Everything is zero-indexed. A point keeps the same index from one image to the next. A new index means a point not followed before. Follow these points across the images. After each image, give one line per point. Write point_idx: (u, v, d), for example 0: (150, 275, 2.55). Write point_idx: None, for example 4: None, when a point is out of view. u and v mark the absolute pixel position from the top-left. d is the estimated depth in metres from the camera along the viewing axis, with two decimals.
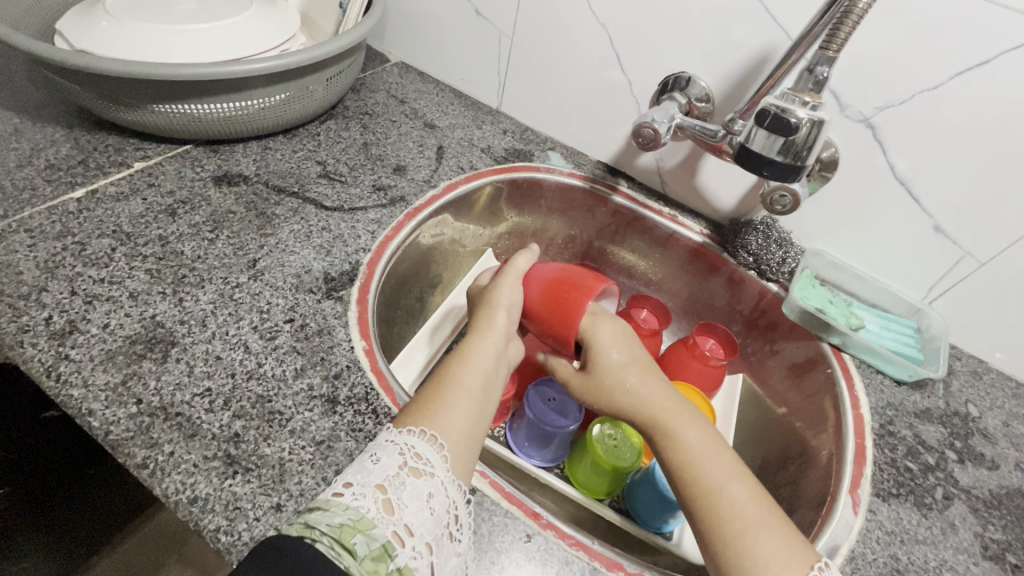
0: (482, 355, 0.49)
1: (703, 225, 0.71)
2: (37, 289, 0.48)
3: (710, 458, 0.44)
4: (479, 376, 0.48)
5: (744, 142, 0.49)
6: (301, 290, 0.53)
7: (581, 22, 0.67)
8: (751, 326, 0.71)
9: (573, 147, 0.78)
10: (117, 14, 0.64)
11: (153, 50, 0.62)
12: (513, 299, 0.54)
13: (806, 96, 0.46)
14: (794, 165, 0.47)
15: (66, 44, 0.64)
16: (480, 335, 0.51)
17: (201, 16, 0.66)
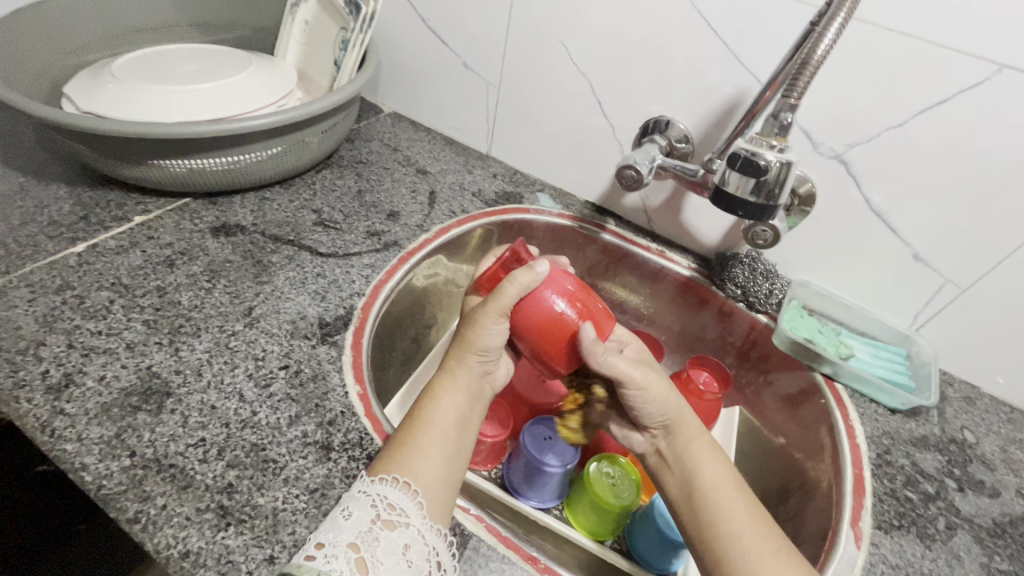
0: (455, 395, 0.48)
1: (691, 259, 0.73)
2: (35, 344, 0.49)
3: (712, 474, 0.46)
4: (452, 418, 0.47)
5: (719, 184, 0.51)
6: (296, 336, 0.54)
7: (564, 71, 0.70)
8: (744, 358, 0.72)
9: (562, 188, 0.80)
10: (123, 77, 0.67)
11: (158, 111, 0.65)
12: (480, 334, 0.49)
13: (772, 140, 0.48)
14: (768, 205, 0.49)
15: (73, 107, 0.67)
16: (450, 373, 0.49)
17: (203, 78, 0.69)
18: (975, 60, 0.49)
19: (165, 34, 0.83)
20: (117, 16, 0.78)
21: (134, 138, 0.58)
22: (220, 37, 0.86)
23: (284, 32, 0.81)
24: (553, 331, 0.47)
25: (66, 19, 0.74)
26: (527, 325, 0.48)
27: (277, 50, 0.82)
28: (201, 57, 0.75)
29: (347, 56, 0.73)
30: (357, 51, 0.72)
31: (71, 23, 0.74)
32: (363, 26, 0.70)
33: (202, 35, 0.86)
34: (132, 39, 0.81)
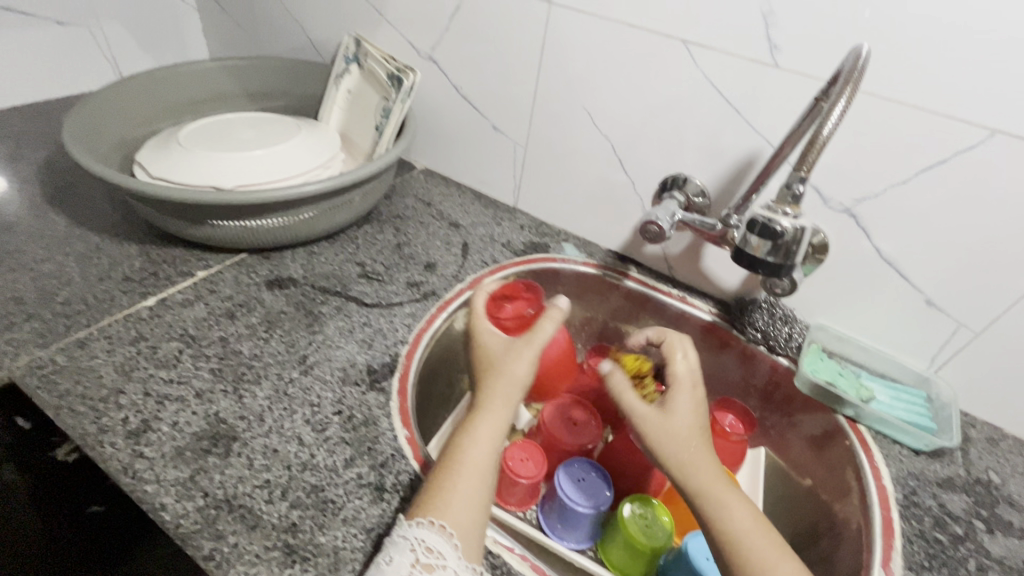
0: (489, 432, 0.51)
1: (711, 304, 0.77)
2: (115, 391, 0.54)
3: (756, 535, 0.48)
4: (488, 451, 0.50)
5: (739, 245, 0.54)
6: (347, 383, 0.58)
7: (586, 133, 0.76)
8: (767, 400, 0.74)
9: (585, 238, 0.85)
10: (189, 146, 0.75)
11: (220, 176, 0.71)
12: (508, 365, 0.57)
13: (787, 208, 0.52)
14: (787, 263, 0.53)
15: (145, 173, 0.74)
16: (482, 406, 0.54)
17: (259, 145, 0.77)
18: (969, 126, 0.53)
19: (220, 105, 0.93)
20: (181, 91, 0.88)
21: (201, 204, 0.65)
22: (270, 105, 0.95)
23: (328, 100, 0.89)
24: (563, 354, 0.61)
25: (138, 94, 0.82)
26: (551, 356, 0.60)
27: (321, 116, 0.90)
28: (253, 124, 0.83)
29: (388, 125, 0.79)
30: (396, 120, 0.79)
31: (142, 98, 0.83)
32: (403, 96, 0.77)
33: (254, 103, 0.95)
34: (191, 109, 0.90)
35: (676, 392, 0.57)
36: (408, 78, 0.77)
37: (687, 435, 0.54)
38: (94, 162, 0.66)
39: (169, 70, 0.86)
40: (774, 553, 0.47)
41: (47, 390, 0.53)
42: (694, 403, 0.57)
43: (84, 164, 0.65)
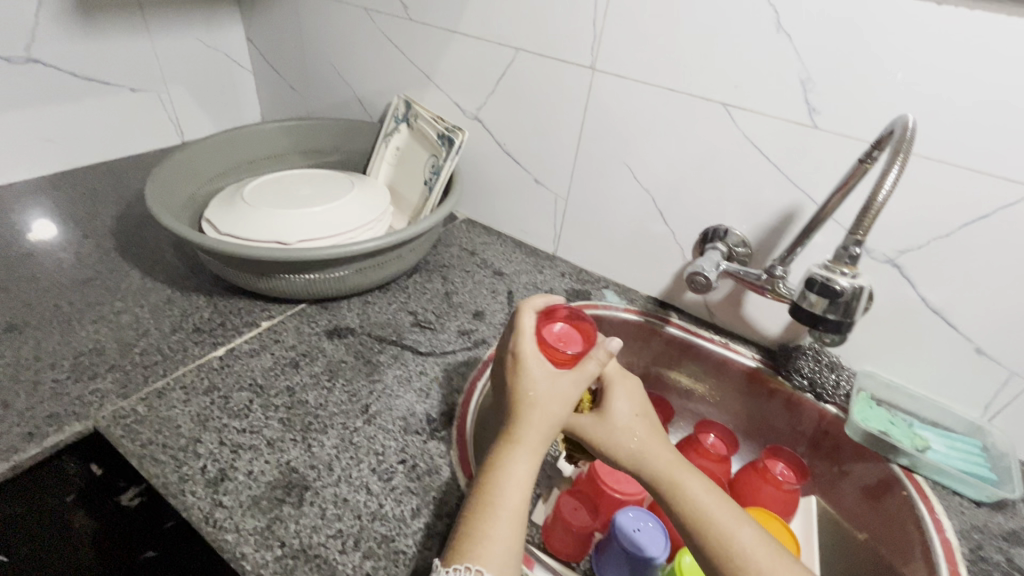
0: (521, 469, 0.48)
1: (754, 350, 0.78)
2: (193, 441, 0.56)
3: (713, 503, 0.49)
4: (524, 491, 0.48)
5: (798, 301, 0.54)
6: (408, 432, 0.60)
7: (627, 187, 0.79)
8: (816, 447, 0.74)
9: (625, 285, 0.87)
10: (254, 203, 0.80)
11: (283, 233, 0.76)
12: (551, 394, 0.51)
13: (844, 267, 0.52)
14: (846, 320, 0.52)
15: (212, 229, 0.79)
16: (517, 442, 0.50)
17: (318, 201, 0.81)
18: (1012, 182, 0.55)
19: (276, 162, 0.98)
20: (241, 150, 0.94)
21: (268, 260, 0.69)
22: (322, 161, 1.01)
23: (378, 156, 0.95)
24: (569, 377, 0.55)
25: (204, 155, 0.88)
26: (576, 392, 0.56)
27: (370, 171, 0.95)
28: (309, 181, 0.88)
29: (437, 182, 0.83)
30: (444, 177, 0.83)
31: (208, 158, 0.89)
32: (452, 154, 0.82)
33: (307, 160, 1.01)
34: (250, 166, 0.95)
35: (614, 389, 0.58)
36: (458, 137, 0.81)
37: (626, 427, 0.55)
38: (171, 220, 0.71)
39: (232, 132, 0.92)
40: (732, 520, 0.48)
41: (131, 440, 0.56)
42: (631, 396, 0.58)
43: (164, 223, 0.70)
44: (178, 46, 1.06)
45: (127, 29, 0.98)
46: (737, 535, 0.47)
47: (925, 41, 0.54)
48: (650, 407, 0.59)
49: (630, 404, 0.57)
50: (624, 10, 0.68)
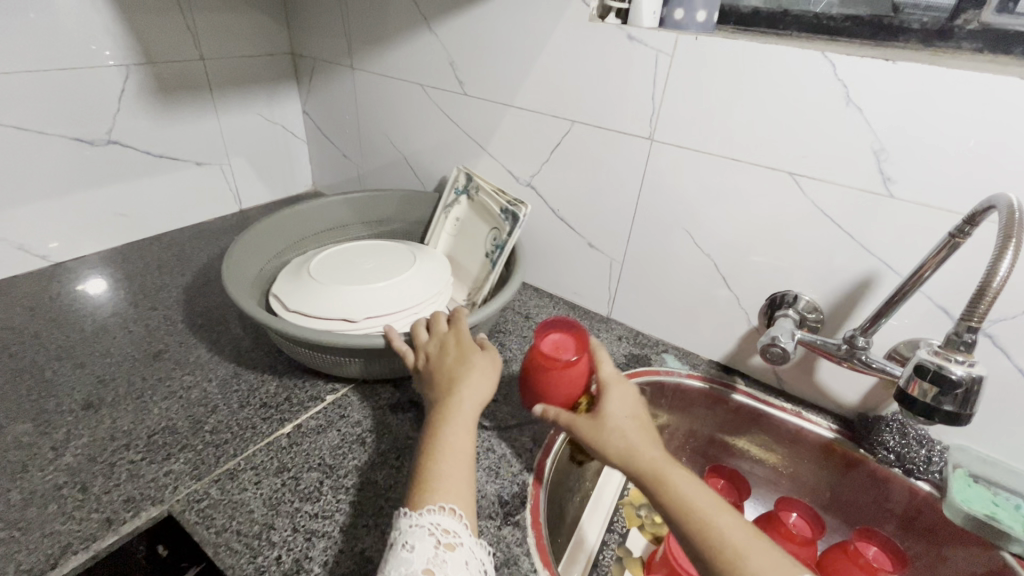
0: (463, 433, 0.55)
1: (830, 420, 0.74)
2: (267, 527, 0.55)
3: (698, 496, 0.49)
4: (468, 433, 0.55)
5: (902, 384, 0.52)
6: (481, 517, 0.58)
7: (687, 251, 0.78)
8: (908, 527, 0.69)
9: (685, 348, 0.85)
10: (321, 277, 0.79)
11: (351, 309, 0.74)
12: (482, 362, 0.62)
13: (958, 355, 0.49)
14: (964, 413, 0.49)
15: (278, 303, 0.79)
16: (459, 413, 0.56)
17: (383, 277, 0.80)
18: None
19: (328, 236, 1.00)
20: (295, 229, 0.95)
21: (340, 345, 0.66)
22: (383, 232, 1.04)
23: (439, 227, 0.97)
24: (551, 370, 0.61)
25: (262, 238, 0.88)
26: (562, 382, 0.61)
27: (430, 244, 0.96)
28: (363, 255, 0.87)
29: (500, 256, 0.83)
30: (507, 251, 0.82)
31: (267, 239, 0.89)
32: (515, 226, 0.82)
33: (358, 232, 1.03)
34: (301, 244, 0.97)
35: (611, 387, 0.59)
36: (520, 212, 0.82)
37: (616, 425, 0.55)
38: (244, 300, 0.70)
39: (287, 212, 0.93)
40: (713, 507, 0.48)
41: (206, 527, 0.55)
42: (625, 399, 0.58)
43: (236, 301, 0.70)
44: (240, 121, 1.12)
45: (198, 109, 1.04)
46: (717, 521, 0.47)
47: (1011, 112, 0.53)
48: (643, 409, 0.58)
49: (624, 402, 0.58)
50: (684, 85, 0.69)
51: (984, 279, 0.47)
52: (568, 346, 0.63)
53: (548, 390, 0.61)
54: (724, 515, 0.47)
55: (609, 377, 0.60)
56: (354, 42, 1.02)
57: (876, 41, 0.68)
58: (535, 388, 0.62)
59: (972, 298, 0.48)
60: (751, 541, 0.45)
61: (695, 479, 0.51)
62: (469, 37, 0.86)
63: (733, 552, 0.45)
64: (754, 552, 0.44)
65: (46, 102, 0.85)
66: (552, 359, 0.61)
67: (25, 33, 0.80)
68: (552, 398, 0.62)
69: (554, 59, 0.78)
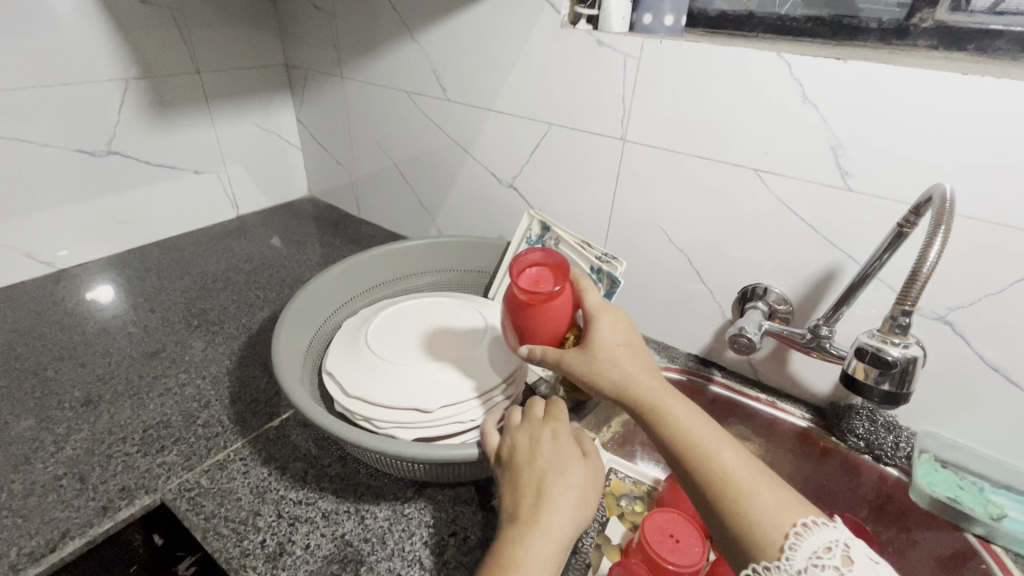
0: (544, 563, 0.47)
1: (803, 409, 0.76)
2: (253, 513, 0.58)
3: (700, 431, 0.50)
4: (550, 569, 0.47)
5: (846, 368, 0.55)
6: (458, 502, 0.61)
7: (661, 247, 0.81)
8: (879, 513, 0.70)
9: (665, 342, 0.88)
10: (382, 352, 0.69)
11: (425, 394, 0.63)
12: (573, 476, 0.53)
13: (895, 338, 0.53)
14: (903, 392, 0.52)
15: (333, 381, 0.68)
16: (541, 530, 0.49)
17: (455, 349, 0.70)
18: None
19: (404, 282, 0.90)
20: (360, 279, 0.85)
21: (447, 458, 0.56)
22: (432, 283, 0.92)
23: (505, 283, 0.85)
24: (533, 305, 0.59)
25: (321, 296, 0.79)
26: (546, 318, 0.59)
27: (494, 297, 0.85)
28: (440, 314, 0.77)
29: None
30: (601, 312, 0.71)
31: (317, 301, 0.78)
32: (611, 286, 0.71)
33: (434, 276, 0.92)
34: (369, 293, 0.87)
35: (601, 318, 0.57)
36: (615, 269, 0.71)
37: (611, 358, 0.55)
38: (297, 391, 0.60)
39: (348, 263, 0.83)
40: (714, 441, 0.49)
41: (196, 513, 0.58)
42: (617, 325, 0.57)
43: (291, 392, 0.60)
44: (236, 130, 1.16)
45: (194, 119, 1.08)
46: (719, 455, 0.48)
47: (956, 106, 0.55)
48: (638, 335, 0.57)
49: (615, 332, 0.56)
50: (654, 86, 0.71)
51: (917, 264, 0.49)
52: (545, 277, 0.62)
53: (532, 324, 0.60)
54: (729, 453, 0.48)
55: (594, 304, 0.58)
56: (343, 52, 1.06)
57: (837, 40, 0.70)
58: (519, 329, 0.61)
59: (907, 284, 0.50)
60: (753, 478, 0.47)
61: (700, 413, 0.52)
62: (451, 45, 0.89)
63: (735, 485, 0.46)
64: (757, 490, 0.46)
65: (49, 115, 0.90)
66: (531, 295, 0.59)
67: (30, 51, 0.85)
68: (538, 336, 0.60)
69: (531, 64, 0.81)
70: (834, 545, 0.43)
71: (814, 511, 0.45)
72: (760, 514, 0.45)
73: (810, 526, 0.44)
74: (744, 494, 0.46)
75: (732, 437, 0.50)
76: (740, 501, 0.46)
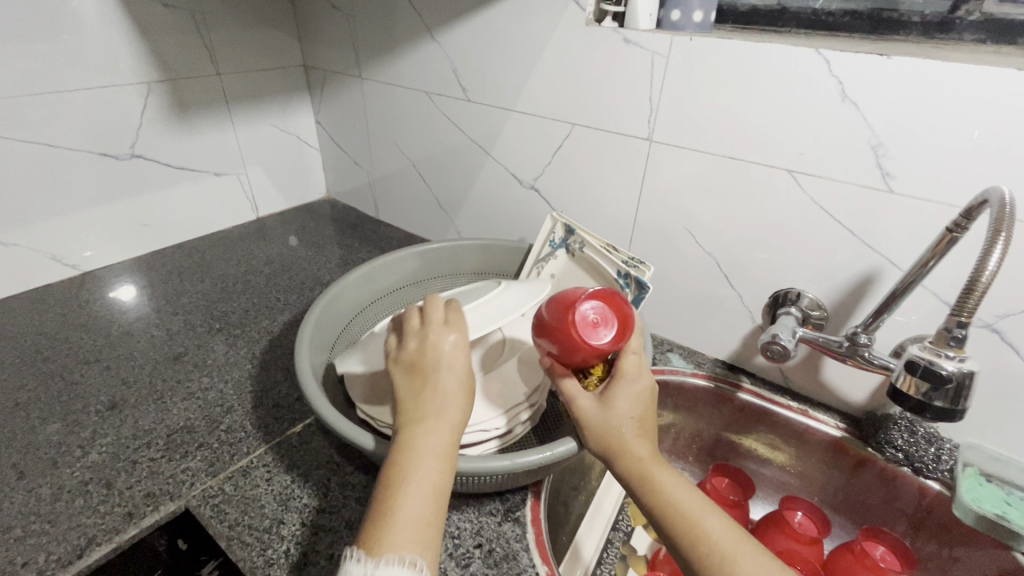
0: (431, 451, 0.47)
1: (838, 418, 0.74)
2: (276, 521, 0.58)
3: (686, 498, 0.48)
4: (439, 461, 0.47)
5: (892, 380, 0.54)
6: (482, 513, 0.60)
7: (689, 250, 0.78)
8: (918, 527, 0.68)
9: (691, 347, 0.85)
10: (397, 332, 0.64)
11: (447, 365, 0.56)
12: (456, 362, 0.52)
13: (949, 351, 0.51)
14: (956, 409, 0.50)
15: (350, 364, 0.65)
16: (427, 422, 0.48)
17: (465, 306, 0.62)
18: None
19: (423, 286, 0.89)
20: (380, 282, 0.84)
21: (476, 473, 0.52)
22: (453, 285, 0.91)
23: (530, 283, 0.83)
24: (579, 343, 0.52)
25: (343, 298, 0.78)
26: (580, 356, 0.53)
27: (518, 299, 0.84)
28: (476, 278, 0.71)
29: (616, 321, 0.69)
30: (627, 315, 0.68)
31: (340, 304, 0.78)
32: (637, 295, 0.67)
33: (454, 278, 0.91)
34: (389, 296, 0.86)
35: (621, 378, 0.54)
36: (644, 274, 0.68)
37: (617, 422, 0.52)
38: (314, 397, 0.59)
39: (369, 266, 0.82)
40: (700, 509, 0.48)
41: (219, 521, 0.58)
42: (639, 393, 0.54)
43: (310, 397, 0.59)
44: (256, 132, 1.16)
45: (214, 122, 1.08)
46: (704, 522, 0.47)
47: (1010, 102, 0.52)
48: (651, 403, 0.55)
49: (632, 398, 0.53)
50: (682, 86, 0.69)
51: (976, 273, 0.48)
52: (610, 324, 0.53)
53: (562, 350, 0.53)
54: (715, 522, 0.47)
55: (630, 368, 0.54)
56: (362, 53, 1.05)
57: (875, 35, 0.67)
58: (551, 344, 0.54)
59: (965, 294, 0.49)
60: (736, 546, 0.45)
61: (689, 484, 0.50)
62: (471, 44, 0.88)
63: (718, 552, 0.45)
64: (740, 561, 0.44)
65: (74, 119, 0.90)
66: (583, 324, 0.52)
67: (58, 54, 0.86)
68: (564, 360, 0.54)
69: (554, 63, 0.80)
70: None
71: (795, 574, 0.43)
72: None
73: None
74: (727, 564, 0.44)
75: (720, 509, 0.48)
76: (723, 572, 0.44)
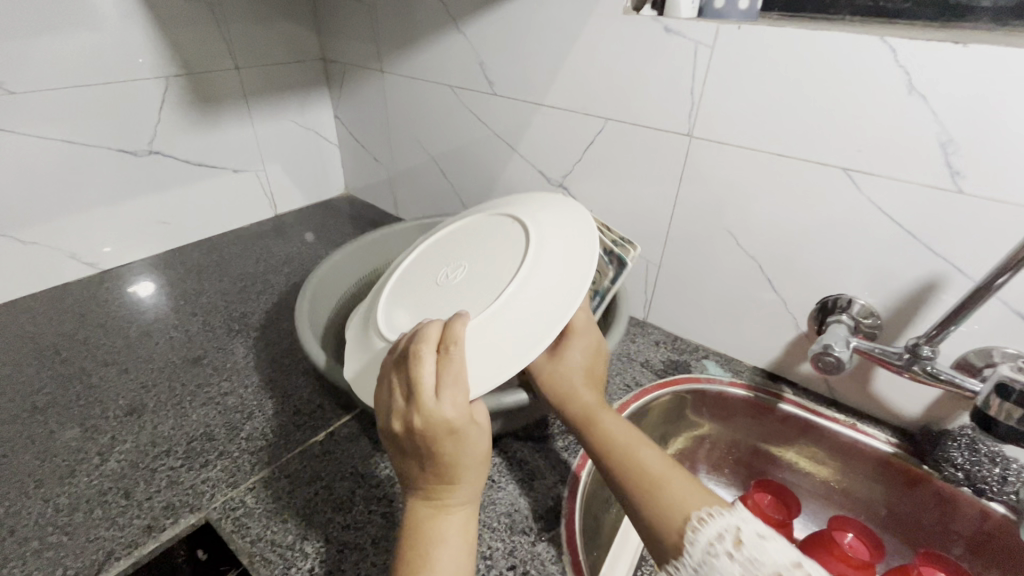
0: (456, 529, 0.45)
1: (889, 433, 0.69)
2: (299, 537, 0.55)
3: (624, 433, 0.53)
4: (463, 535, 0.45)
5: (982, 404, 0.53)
6: (515, 531, 0.57)
7: (729, 252, 0.74)
8: (977, 551, 0.64)
9: (728, 354, 0.81)
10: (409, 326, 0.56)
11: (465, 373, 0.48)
12: (473, 434, 0.45)
13: None
14: None
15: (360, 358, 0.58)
16: (449, 500, 0.45)
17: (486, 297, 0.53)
18: None
19: None
20: None
21: None
22: None
23: None
24: None
25: None
26: None
27: None
28: (504, 224, 0.61)
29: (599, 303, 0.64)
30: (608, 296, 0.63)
31: None
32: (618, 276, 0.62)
33: None
34: None
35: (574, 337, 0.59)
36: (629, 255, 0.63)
37: (567, 375, 0.58)
38: None
39: None
40: (635, 441, 0.52)
41: (241, 536, 0.55)
42: (589, 349, 0.59)
43: None
44: (275, 129, 1.14)
45: (233, 118, 1.06)
46: (639, 452, 0.51)
47: None
48: (602, 361, 0.60)
49: (581, 352, 0.58)
50: (728, 80, 0.65)
51: None
52: None
53: None
54: (653, 456, 0.51)
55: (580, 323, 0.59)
56: (383, 46, 1.02)
57: (941, 22, 0.62)
58: None
59: None
60: (666, 474, 0.49)
61: (631, 425, 0.55)
62: (498, 36, 0.84)
63: (650, 477, 0.49)
64: (672, 485, 0.48)
65: (91, 115, 0.88)
66: None
67: (75, 48, 0.84)
68: None
69: (587, 55, 0.76)
70: (728, 532, 0.43)
71: (720, 503, 0.46)
72: (670, 504, 0.47)
73: (708, 517, 0.44)
74: (658, 484, 0.48)
75: (655, 443, 0.53)
76: (653, 492, 0.48)
